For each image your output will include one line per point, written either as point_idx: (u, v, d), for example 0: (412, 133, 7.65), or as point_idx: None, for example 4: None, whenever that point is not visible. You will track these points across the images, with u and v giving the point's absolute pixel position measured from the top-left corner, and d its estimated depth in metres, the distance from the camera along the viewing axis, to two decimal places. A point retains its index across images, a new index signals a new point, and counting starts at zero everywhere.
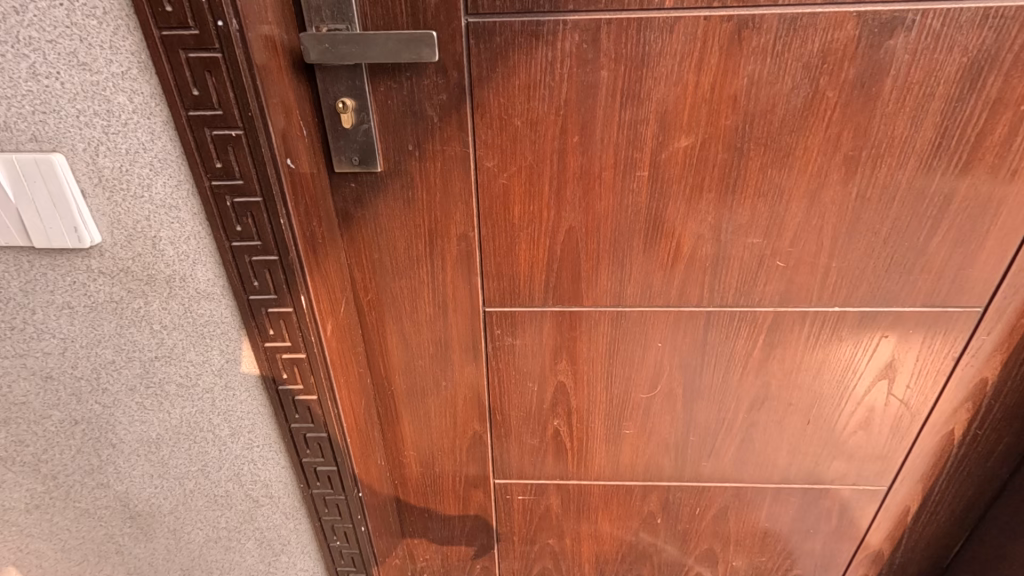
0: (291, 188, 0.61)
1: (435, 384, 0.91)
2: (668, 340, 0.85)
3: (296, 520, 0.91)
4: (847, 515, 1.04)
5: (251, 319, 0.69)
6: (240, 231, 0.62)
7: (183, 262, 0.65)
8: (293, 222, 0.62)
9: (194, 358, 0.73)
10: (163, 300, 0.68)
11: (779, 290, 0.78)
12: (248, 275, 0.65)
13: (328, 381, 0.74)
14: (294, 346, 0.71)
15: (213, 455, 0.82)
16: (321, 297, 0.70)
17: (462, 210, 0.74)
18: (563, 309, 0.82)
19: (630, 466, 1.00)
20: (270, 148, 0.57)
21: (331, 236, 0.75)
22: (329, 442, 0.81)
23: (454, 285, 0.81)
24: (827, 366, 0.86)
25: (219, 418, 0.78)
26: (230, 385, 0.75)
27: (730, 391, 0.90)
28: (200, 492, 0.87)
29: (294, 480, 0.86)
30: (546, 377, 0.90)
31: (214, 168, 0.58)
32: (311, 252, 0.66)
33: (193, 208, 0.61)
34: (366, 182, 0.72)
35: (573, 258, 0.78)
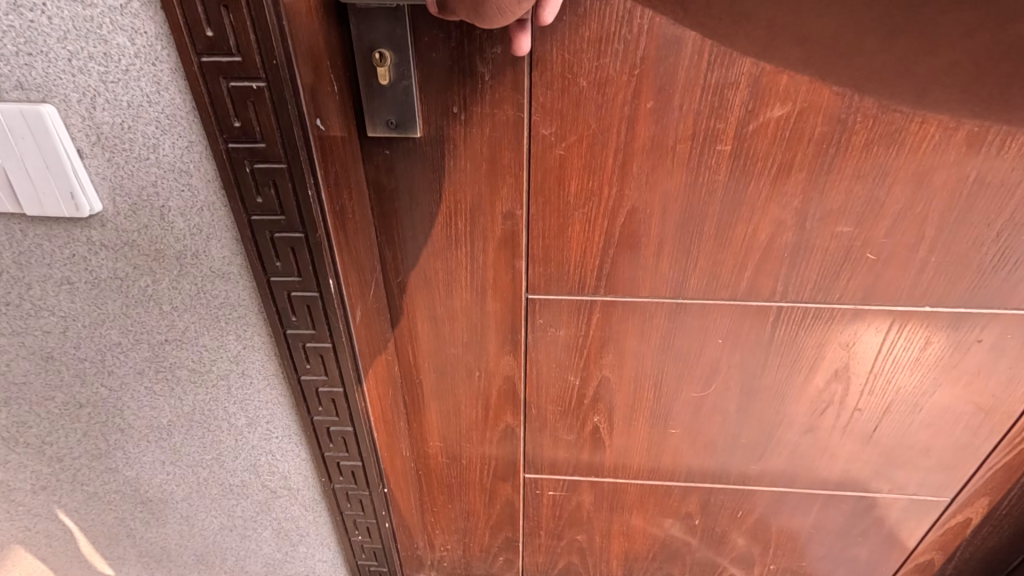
0: (321, 154, 0.52)
1: (467, 374, 0.84)
2: (730, 336, 0.76)
3: (316, 513, 0.86)
4: (901, 524, 0.97)
5: (272, 303, 0.61)
6: (261, 204, 0.53)
7: (195, 237, 0.57)
8: (323, 194, 0.53)
9: (208, 343, 0.65)
10: (173, 278, 0.60)
11: (864, 286, 0.69)
12: (270, 253, 0.57)
13: (356, 372, 0.67)
14: (319, 334, 0.63)
15: (228, 443, 0.76)
16: (352, 281, 0.62)
17: (510, 184, 0.65)
18: (616, 299, 0.74)
19: (672, 466, 0.94)
20: (298, 105, 0.48)
21: (361, 212, 0.66)
22: (354, 436, 0.74)
23: (495, 269, 0.72)
24: (905, 369, 0.77)
25: (235, 407, 0.72)
26: (247, 372, 0.68)
27: (791, 394, 0.82)
28: (215, 480, 0.81)
29: (314, 473, 0.80)
30: (588, 370, 0.82)
31: (232, 127, 0.49)
32: (341, 229, 0.58)
33: (206, 174, 0.53)
34: (403, 149, 0.63)
35: (632, 243, 0.69)
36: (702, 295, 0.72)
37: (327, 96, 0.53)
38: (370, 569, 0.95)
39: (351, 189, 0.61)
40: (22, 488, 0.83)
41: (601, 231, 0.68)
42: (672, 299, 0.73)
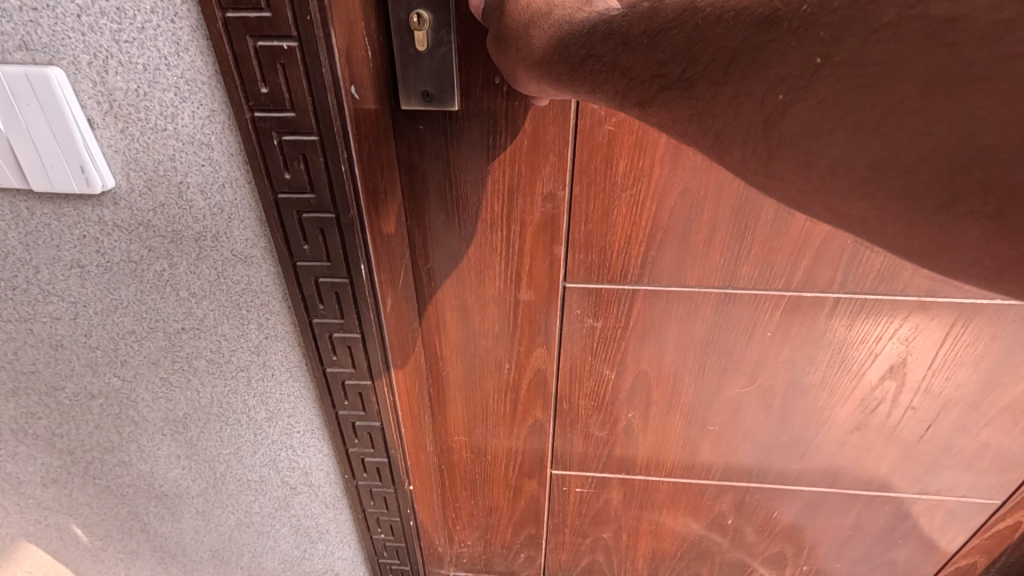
0: (355, 125, 0.47)
1: (497, 367, 0.80)
2: (780, 329, 0.72)
3: (337, 509, 0.82)
4: (945, 527, 0.93)
5: (298, 290, 0.56)
6: (288, 180, 0.49)
7: (216, 217, 0.52)
8: (357, 170, 0.48)
9: (228, 332, 0.61)
10: (191, 262, 0.56)
11: (932, 277, 0.64)
12: (297, 235, 0.52)
13: (385, 366, 0.63)
14: (347, 324, 0.59)
15: (247, 437, 0.72)
16: (383, 267, 0.57)
17: (552, 163, 0.60)
18: (660, 289, 0.69)
19: (707, 464, 0.89)
20: (333, 70, 0.43)
21: (393, 192, 0.61)
22: (381, 432, 0.70)
23: (532, 255, 0.67)
24: (965, 366, 0.73)
25: (255, 399, 0.68)
26: (269, 364, 0.64)
27: (839, 391, 0.77)
28: (233, 475, 0.78)
29: (336, 469, 0.76)
30: (626, 364, 0.77)
31: (259, 93, 0.44)
32: (374, 209, 0.53)
33: (229, 148, 0.48)
34: (438, 123, 0.59)
35: (682, 229, 0.64)
36: (753, 285, 0.68)
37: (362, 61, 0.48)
38: (392, 568, 0.92)
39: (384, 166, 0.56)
40: (32, 481, 0.79)
41: (648, 215, 0.63)
42: (720, 289, 0.68)
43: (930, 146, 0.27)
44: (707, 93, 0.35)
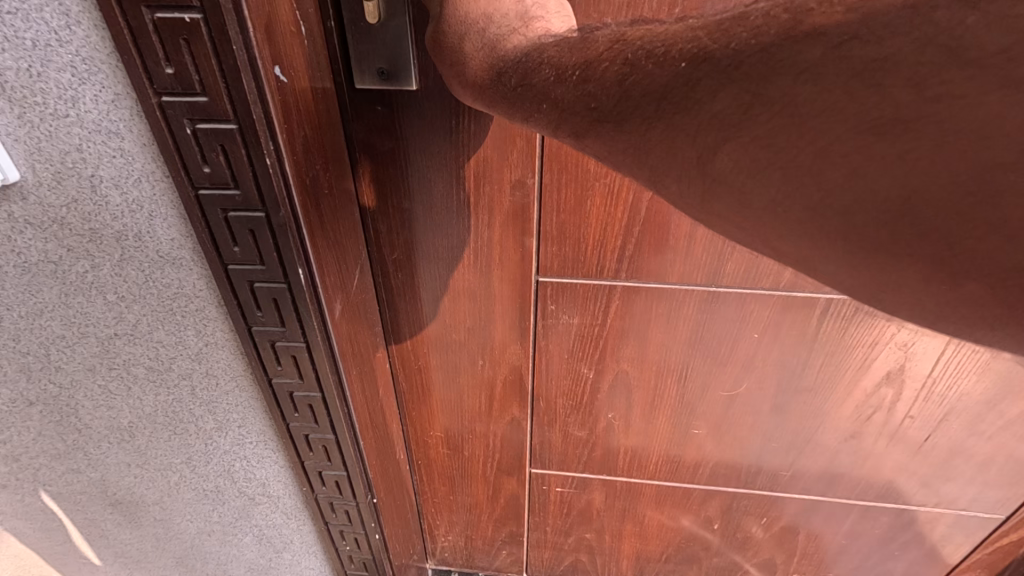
0: (280, 111, 0.41)
1: (470, 364, 0.75)
2: (769, 330, 0.66)
3: (299, 521, 0.78)
4: (946, 538, 0.88)
5: (233, 295, 0.51)
6: (209, 174, 0.43)
7: (135, 215, 0.47)
8: (285, 164, 0.42)
9: (165, 338, 0.56)
10: (116, 263, 0.50)
11: None
12: (225, 235, 0.46)
13: (337, 377, 0.57)
14: (290, 332, 0.53)
15: (198, 446, 0.68)
16: (328, 270, 0.51)
17: (521, 149, 0.54)
18: (641, 284, 0.64)
19: (693, 467, 0.85)
20: (248, 46, 0.37)
21: (344, 186, 0.55)
22: (337, 445, 0.65)
23: (501, 248, 0.62)
24: (969, 373, 0.67)
25: (202, 408, 0.63)
26: (213, 372, 0.59)
27: (835, 394, 0.72)
28: (188, 483, 0.74)
29: (294, 481, 0.71)
30: (605, 364, 0.72)
31: (165, 74, 0.38)
32: (312, 206, 0.47)
33: (141, 138, 0.42)
34: (396, 105, 0.53)
35: (663, 221, 0.58)
36: (741, 281, 0.62)
37: (291, 37, 0.42)
38: None
39: (328, 158, 0.50)
40: None
41: (626, 205, 0.57)
42: (705, 285, 0.63)
43: (865, 189, 0.23)
44: (638, 129, 0.30)
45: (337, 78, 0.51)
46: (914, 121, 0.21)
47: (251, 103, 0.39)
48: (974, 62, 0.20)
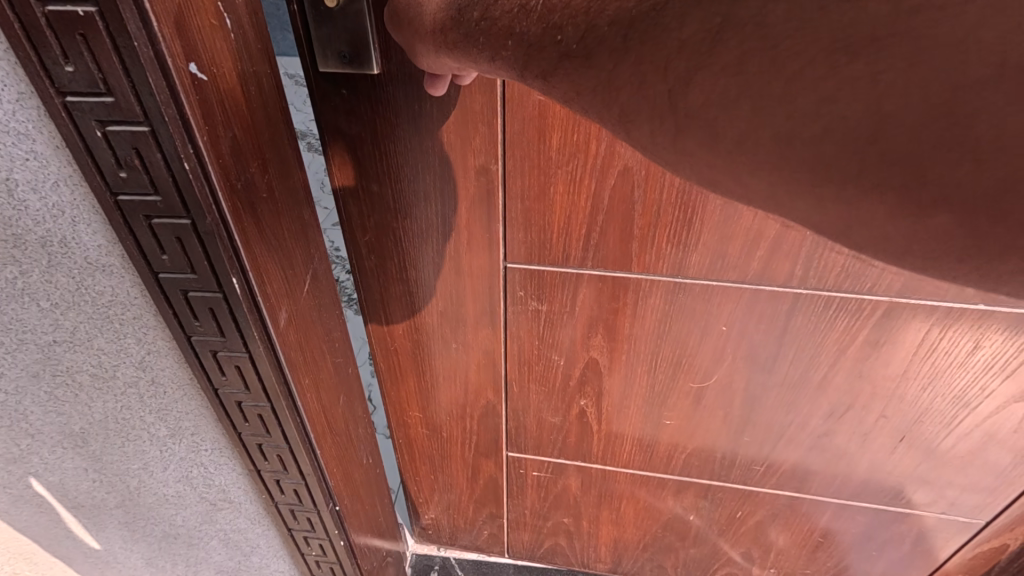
0: (197, 115, 0.39)
1: (446, 345, 0.78)
2: (736, 323, 0.66)
3: (264, 524, 0.77)
4: (924, 542, 0.87)
5: (168, 304, 0.50)
6: (128, 180, 0.41)
7: (58, 221, 0.44)
8: (206, 169, 0.41)
9: (105, 347, 0.53)
10: (43, 271, 0.46)
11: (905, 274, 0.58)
12: (154, 244, 0.45)
13: (283, 387, 0.56)
14: (230, 341, 0.52)
15: (153, 458, 0.64)
16: (266, 279, 0.50)
17: (483, 135, 0.56)
18: (605, 274, 0.65)
19: (666, 459, 0.86)
20: (153, 42, 0.35)
21: (290, 189, 0.53)
22: (290, 454, 0.64)
23: (470, 230, 0.64)
24: (945, 377, 0.66)
25: (152, 416, 0.60)
26: (159, 381, 0.57)
27: (807, 392, 0.72)
28: (147, 497, 0.69)
29: (255, 487, 0.70)
30: (575, 352, 0.74)
31: (69, 75, 0.37)
32: (247, 209, 0.46)
33: (54, 139, 0.40)
34: (359, 87, 0.55)
35: (625, 211, 0.59)
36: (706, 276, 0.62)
37: (211, 30, 0.40)
38: None
39: (266, 160, 0.49)
40: None
41: (588, 195, 0.58)
42: (671, 277, 0.63)
43: (836, 115, 0.28)
44: (608, 61, 0.35)
45: (275, 76, 0.49)
46: (891, 36, 0.26)
47: (162, 103, 0.37)
48: None
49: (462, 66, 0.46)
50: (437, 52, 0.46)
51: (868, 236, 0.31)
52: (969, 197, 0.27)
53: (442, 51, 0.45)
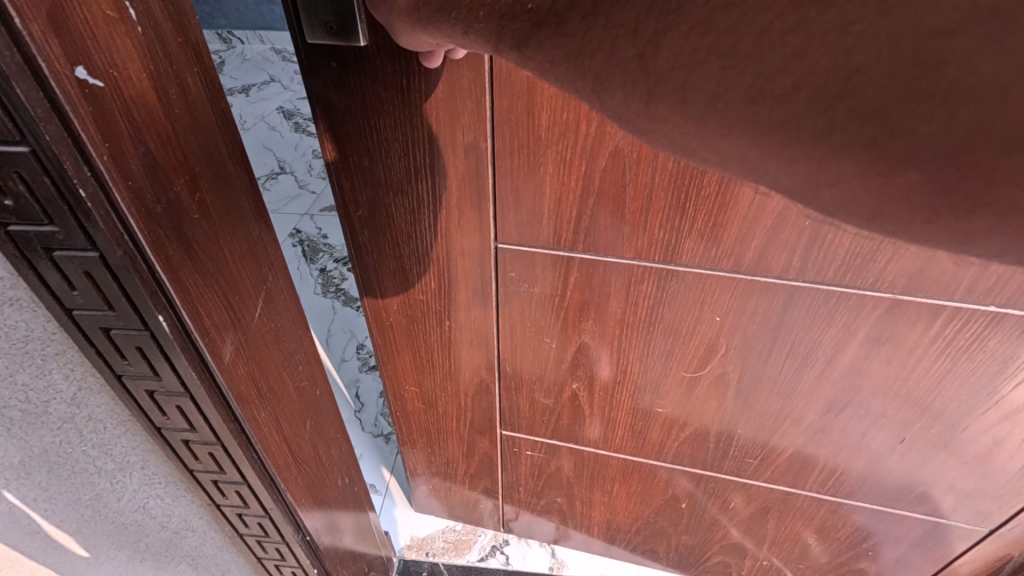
0: (92, 129, 0.33)
1: (438, 323, 0.78)
2: (731, 314, 0.64)
3: (230, 547, 0.73)
4: (923, 545, 0.85)
5: (88, 342, 0.43)
6: (17, 210, 0.35)
7: None
8: (111, 193, 0.35)
9: (28, 385, 0.46)
10: None
11: (909, 273, 0.55)
12: (59, 279, 0.39)
13: (234, 422, 0.51)
14: (166, 380, 0.46)
15: (100, 491, 0.57)
16: (204, 309, 0.44)
17: (470, 111, 0.55)
18: (596, 258, 0.63)
19: (659, 446, 0.85)
20: (17, 43, 0.29)
21: (231, 209, 0.47)
22: (250, 490, 0.59)
23: (462, 212, 0.64)
24: (950, 380, 0.63)
25: (94, 453, 0.53)
26: (97, 417, 0.50)
27: (804, 388, 0.70)
28: (95, 529, 0.62)
29: (216, 518, 0.65)
30: (567, 336, 0.73)
31: None
32: (173, 237, 0.40)
33: None
34: (348, 60, 0.55)
35: (617, 192, 0.57)
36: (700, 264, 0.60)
37: (110, 25, 0.33)
38: None
39: (196, 175, 0.42)
40: None
41: (579, 176, 0.57)
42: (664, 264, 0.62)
43: (805, 72, 0.28)
44: (579, 27, 0.35)
45: (204, 81, 0.42)
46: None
47: (43, 120, 0.31)
48: None
49: (439, 41, 0.46)
50: (412, 28, 0.45)
51: (837, 200, 0.30)
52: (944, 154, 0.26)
53: (417, 28, 0.45)
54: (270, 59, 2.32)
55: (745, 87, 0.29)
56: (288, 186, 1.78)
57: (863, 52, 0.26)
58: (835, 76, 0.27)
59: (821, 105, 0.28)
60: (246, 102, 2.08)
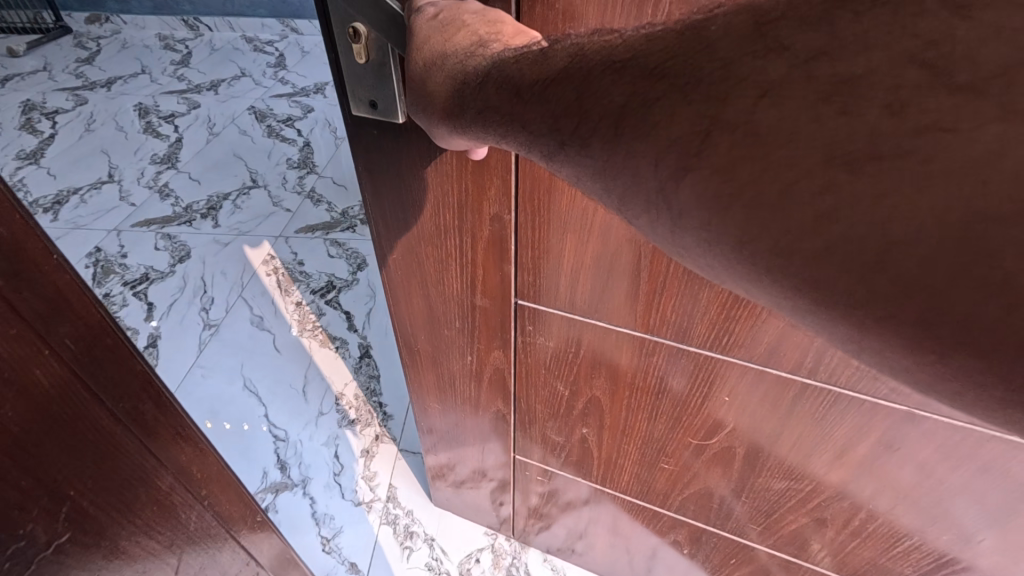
0: None
1: (459, 355, 0.83)
2: (738, 397, 0.65)
3: None
4: None
5: None
6: None
7: None
8: None
9: None
10: None
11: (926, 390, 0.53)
12: None
13: None
14: None
15: None
16: None
17: (496, 186, 0.57)
18: (608, 327, 0.65)
19: (663, 496, 0.87)
20: None
21: (111, 474, 0.41)
22: None
23: (485, 269, 0.67)
24: (972, 496, 0.59)
25: None
26: None
27: (812, 473, 0.69)
28: None
29: None
30: (578, 387, 0.76)
31: None
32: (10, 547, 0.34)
33: None
34: (388, 129, 0.58)
35: (631, 276, 0.58)
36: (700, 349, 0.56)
37: None
38: None
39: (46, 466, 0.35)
40: None
41: (596, 256, 0.58)
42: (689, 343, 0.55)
43: (838, 236, 0.27)
44: (601, 154, 0.36)
45: (73, 349, 0.37)
46: (889, 154, 0.26)
47: None
48: (955, 93, 0.24)
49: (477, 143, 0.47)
50: (446, 129, 0.47)
51: (879, 361, 0.30)
52: (994, 340, 0.25)
53: (456, 131, 0.46)
54: (235, 51, 2.44)
55: (767, 229, 0.29)
56: (262, 204, 1.77)
57: (900, 219, 0.26)
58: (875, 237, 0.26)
59: (855, 262, 0.27)
60: (217, 105, 2.12)
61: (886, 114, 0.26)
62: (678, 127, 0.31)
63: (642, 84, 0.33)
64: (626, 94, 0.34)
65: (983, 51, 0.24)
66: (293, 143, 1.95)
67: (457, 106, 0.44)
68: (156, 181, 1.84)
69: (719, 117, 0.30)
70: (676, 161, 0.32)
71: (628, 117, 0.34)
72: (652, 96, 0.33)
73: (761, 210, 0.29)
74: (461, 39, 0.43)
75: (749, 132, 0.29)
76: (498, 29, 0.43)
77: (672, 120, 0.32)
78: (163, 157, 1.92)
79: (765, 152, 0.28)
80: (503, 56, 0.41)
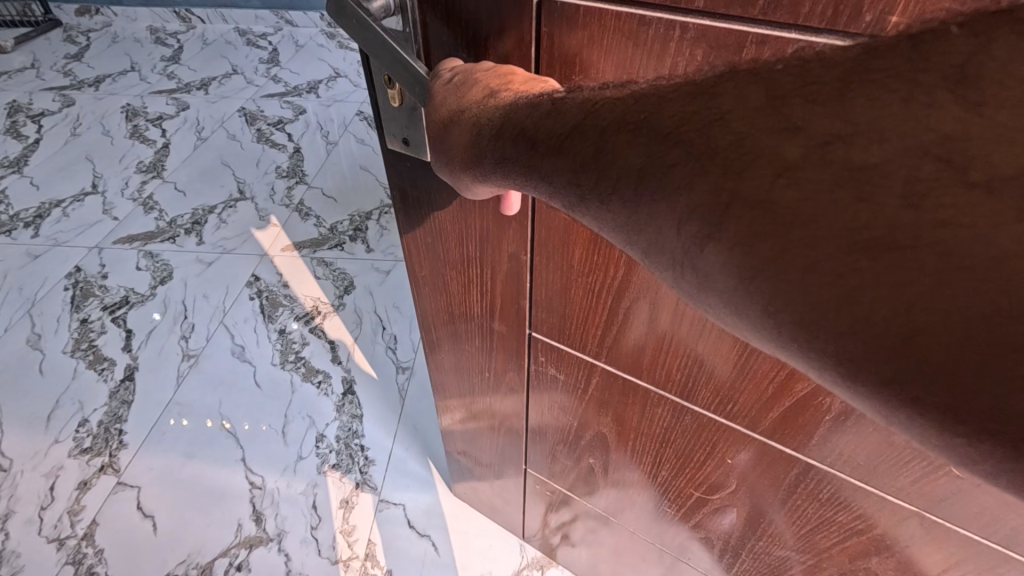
0: None
1: (469, 391, 0.80)
2: (742, 463, 0.61)
3: None
4: None
5: None
6: None
7: None
8: None
9: None
10: None
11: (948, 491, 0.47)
12: None
13: None
14: None
15: None
16: None
17: (514, 229, 0.55)
18: (616, 375, 0.63)
19: (658, 551, 0.80)
20: None
21: None
22: None
23: (504, 305, 0.65)
24: None
25: None
26: None
27: (816, 550, 0.62)
28: None
29: None
30: (585, 424, 0.72)
31: None
32: None
33: None
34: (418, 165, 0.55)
35: (642, 333, 0.56)
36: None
37: None
38: None
39: None
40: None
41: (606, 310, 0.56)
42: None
43: (861, 316, 0.19)
44: (619, 213, 0.27)
45: None
46: (913, 246, 0.19)
47: None
48: (970, 188, 0.18)
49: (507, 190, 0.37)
50: (455, 175, 0.39)
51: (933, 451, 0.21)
52: None
53: (479, 181, 0.37)
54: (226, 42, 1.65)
55: (786, 332, 0.21)
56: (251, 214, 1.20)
57: (925, 341, 0.18)
58: (888, 354, 0.19)
59: (867, 382, 0.20)
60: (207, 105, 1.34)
61: (905, 201, 0.19)
62: (695, 191, 0.23)
63: (662, 134, 0.25)
64: (641, 142, 0.25)
65: (994, 156, 0.18)
66: (284, 149, 1.30)
67: (471, 159, 0.35)
68: (141, 192, 1.22)
69: (734, 179, 0.22)
70: (684, 229, 0.24)
71: (643, 174, 0.25)
72: (667, 151, 0.24)
73: (776, 304, 0.21)
74: (482, 92, 0.35)
75: (763, 205, 0.21)
76: (516, 78, 0.35)
77: (681, 178, 0.23)
78: (143, 166, 1.27)
79: (784, 231, 0.21)
80: (517, 101, 0.32)
